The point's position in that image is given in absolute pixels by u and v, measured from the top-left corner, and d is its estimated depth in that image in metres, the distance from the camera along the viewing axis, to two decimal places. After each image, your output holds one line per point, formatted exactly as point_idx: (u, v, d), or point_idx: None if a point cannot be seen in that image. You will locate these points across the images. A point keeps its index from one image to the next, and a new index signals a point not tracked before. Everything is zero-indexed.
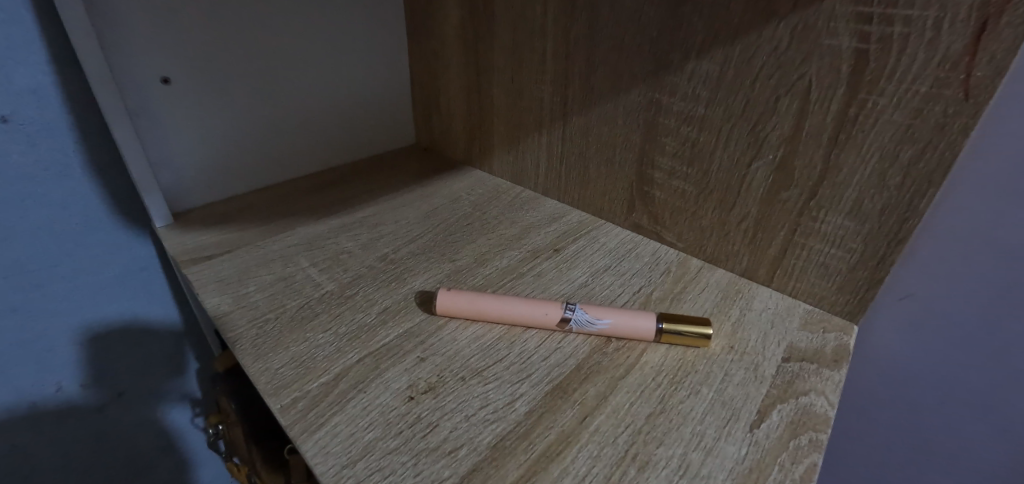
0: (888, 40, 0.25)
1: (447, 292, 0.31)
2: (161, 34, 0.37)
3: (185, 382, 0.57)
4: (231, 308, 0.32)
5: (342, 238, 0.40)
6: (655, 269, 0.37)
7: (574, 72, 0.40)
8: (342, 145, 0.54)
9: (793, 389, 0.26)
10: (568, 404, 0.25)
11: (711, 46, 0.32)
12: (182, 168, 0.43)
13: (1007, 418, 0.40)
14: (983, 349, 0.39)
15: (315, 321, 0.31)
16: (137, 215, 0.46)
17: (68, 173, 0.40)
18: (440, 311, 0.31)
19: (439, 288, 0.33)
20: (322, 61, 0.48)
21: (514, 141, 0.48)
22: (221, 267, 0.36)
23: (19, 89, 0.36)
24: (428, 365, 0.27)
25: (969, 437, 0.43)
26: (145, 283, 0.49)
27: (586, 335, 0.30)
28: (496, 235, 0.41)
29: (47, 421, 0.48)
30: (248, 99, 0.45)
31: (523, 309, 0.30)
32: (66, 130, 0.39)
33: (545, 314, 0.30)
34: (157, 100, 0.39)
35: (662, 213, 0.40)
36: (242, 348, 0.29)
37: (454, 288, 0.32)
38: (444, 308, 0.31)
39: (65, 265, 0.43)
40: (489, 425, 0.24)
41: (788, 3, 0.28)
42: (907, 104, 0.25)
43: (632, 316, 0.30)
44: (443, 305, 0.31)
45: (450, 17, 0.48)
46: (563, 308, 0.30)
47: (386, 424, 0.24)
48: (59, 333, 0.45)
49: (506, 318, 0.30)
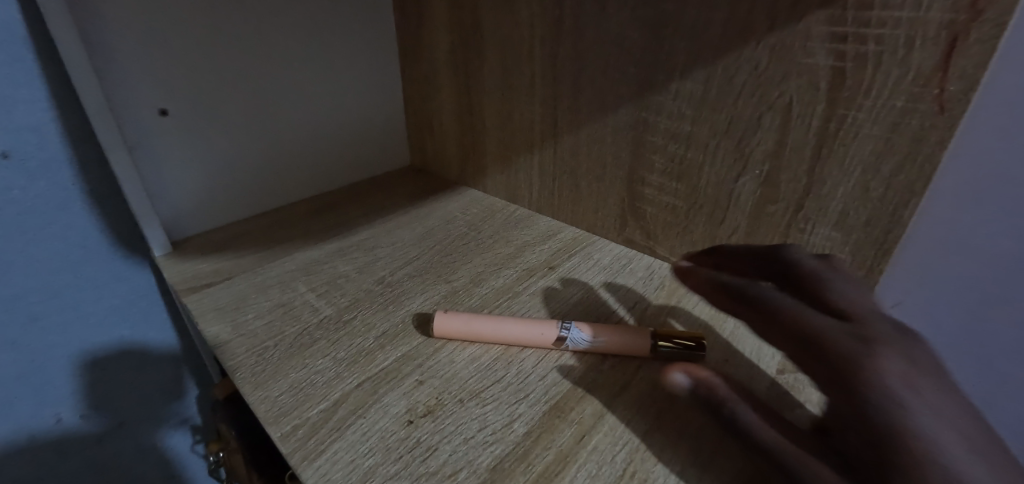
0: (863, 58, 0.26)
1: (442, 314, 0.31)
2: (157, 68, 0.38)
3: (185, 409, 0.57)
4: (230, 337, 0.32)
5: (339, 262, 0.40)
6: (649, 283, 0.38)
7: (562, 93, 0.41)
8: (338, 168, 0.55)
9: (788, 401, 0.27)
10: (566, 424, 0.25)
11: (693, 66, 0.32)
12: (180, 197, 0.43)
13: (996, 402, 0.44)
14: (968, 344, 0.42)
15: (314, 348, 0.31)
16: (135, 244, 0.46)
17: (66, 205, 0.41)
18: (436, 336, 0.31)
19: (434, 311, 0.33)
20: (317, 88, 0.49)
21: (506, 162, 0.49)
22: (220, 296, 0.36)
23: (19, 125, 0.37)
24: (426, 388, 0.27)
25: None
26: (144, 311, 0.49)
27: (584, 353, 0.30)
28: (491, 254, 0.41)
29: (46, 454, 0.48)
30: (244, 127, 0.45)
31: (517, 330, 0.31)
32: (65, 163, 0.40)
33: (540, 334, 0.30)
34: (155, 132, 0.40)
35: (654, 228, 0.40)
36: (242, 377, 0.29)
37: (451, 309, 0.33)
38: (440, 331, 0.31)
39: (64, 297, 0.44)
40: (487, 448, 0.24)
41: (765, 24, 0.29)
42: (884, 119, 0.26)
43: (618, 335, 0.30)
44: (438, 328, 0.31)
45: (441, 40, 0.49)
46: (559, 327, 0.30)
47: (386, 450, 0.24)
48: (57, 365, 0.45)
49: (501, 339, 0.31)
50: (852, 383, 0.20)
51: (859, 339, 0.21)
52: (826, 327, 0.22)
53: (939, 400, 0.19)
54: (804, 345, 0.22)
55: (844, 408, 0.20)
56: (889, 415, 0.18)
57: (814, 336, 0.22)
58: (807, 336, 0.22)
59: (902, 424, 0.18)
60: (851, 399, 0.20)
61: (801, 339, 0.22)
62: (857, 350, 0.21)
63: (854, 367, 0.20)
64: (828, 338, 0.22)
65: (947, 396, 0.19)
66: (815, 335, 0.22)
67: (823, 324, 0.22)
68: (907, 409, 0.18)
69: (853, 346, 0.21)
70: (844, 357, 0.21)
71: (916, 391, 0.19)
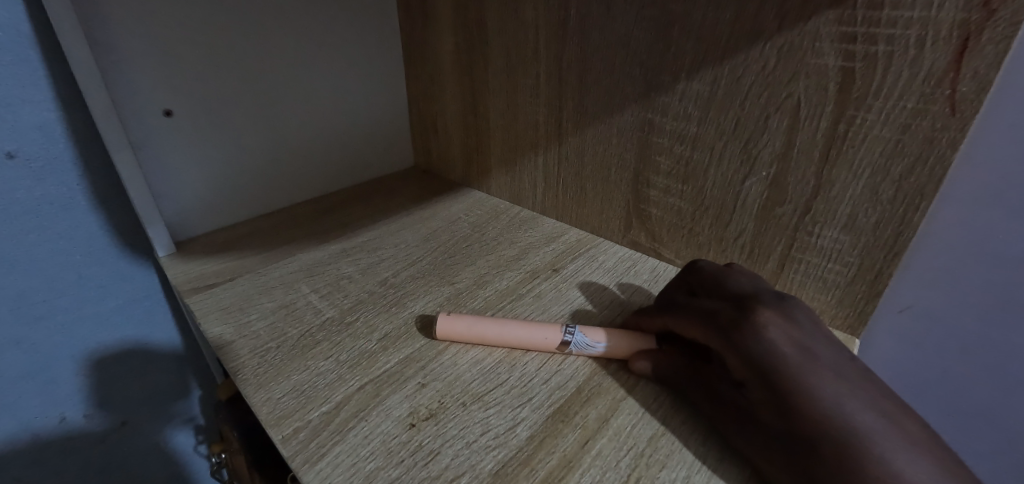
0: (873, 58, 0.25)
1: (445, 317, 0.31)
2: (162, 69, 0.38)
3: (188, 410, 0.57)
4: (232, 338, 0.32)
5: (342, 263, 0.40)
6: (654, 286, 0.37)
7: (567, 94, 0.41)
8: (342, 169, 0.54)
9: None
10: (570, 429, 0.25)
11: (700, 67, 0.32)
12: (185, 197, 0.43)
13: (1010, 418, 0.43)
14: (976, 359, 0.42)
15: (317, 349, 0.31)
16: (139, 244, 0.46)
17: (70, 205, 0.41)
18: (439, 338, 0.31)
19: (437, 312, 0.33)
20: (322, 89, 0.49)
21: (511, 163, 0.49)
22: (222, 296, 0.36)
23: (24, 125, 0.37)
24: (429, 391, 0.27)
25: (968, 437, 0.46)
26: (148, 311, 0.49)
27: (586, 358, 0.30)
28: (495, 256, 0.41)
29: (48, 454, 0.48)
30: (249, 127, 0.45)
31: (522, 334, 0.30)
32: (70, 163, 0.40)
33: (544, 339, 0.30)
34: (160, 133, 0.40)
35: (659, 230, 0.40)
36: (244, 378, 0.29)
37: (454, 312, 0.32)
38: (443, 333, 0.30)
39: (68, 297, 0.44)
40: (490, 452, 0.24)
41: (773, 24, 0.28)
42: (895, 120, 0.26)
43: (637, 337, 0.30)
44: (441, 330, 0.30)
45: (445, 41, 0.49)
46: (562, 331, 0.30)
47: (388, 453, 0.24)
48: (60, 365, 0.45)
49: (504, 342, 0.30)
50: (753, 361, 0.23)
51: (749, 316, 0.24)
52: (728, 310, 0.25)
53: (814, 347, 0.23)
54: (714, 327, 0.25)
55: (756, 377, 0.23)
56: (787, 378, 0.22)
57: (722, 319, 0.25)
58: (716, 320, 0.25)
59: (798, 382, 0.22)
60: (759, 368, 0.23)
61: (711, 323, 0.25)
62: (752, 328, 0.24)
63: (754, 343, 0.23)
64: (731, 319, 0.25)
65: (818, 343, 0.23)
66: (719, 317, 0.25)
67: (725, 309, 0.25)
68: (800, 370, 0.22)
69: (750, 324, 0.24)
70: (744, 335, 0.24)
71: (801, 351, 0.23)
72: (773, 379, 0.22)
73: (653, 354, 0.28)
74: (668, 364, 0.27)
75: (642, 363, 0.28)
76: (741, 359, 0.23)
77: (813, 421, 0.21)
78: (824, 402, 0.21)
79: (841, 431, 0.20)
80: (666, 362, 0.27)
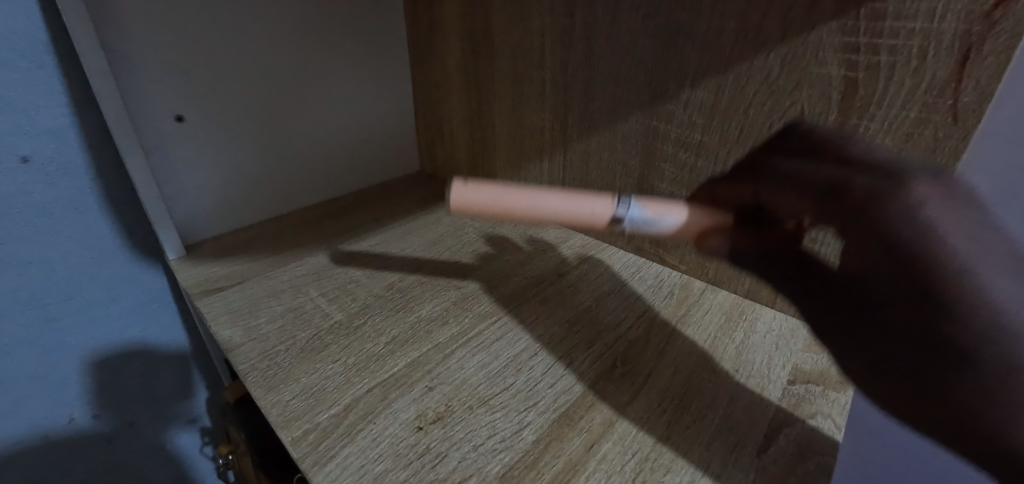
0: (876, 68, 0.26)
1: (468, 186, 0.25)
2: (174, 74, 0.39)
3: (195, 411, 0.57)
4: (242, 340, 0.32)
5: (350, 266, 0.41)
6: (659, 291, 0.38)
7: (573, 101, 0.41)
8: (349, 173, 0.55)
9: (800, 412, 0.27)
10: (575, 433, 0.25)
11: (704, 75, 0.33)
12: (195, 201, 0.44)
13: None
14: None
15: (325, 352, 0.31)
16: (150, 247, 0.47)
17: (84, 209, 0.42)
18: (465, 211, 0.25)
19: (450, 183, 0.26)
20: (329, 94, 0.50)
21: (516, 169, 0.49)
22: (232, 299, 0.37)
23: (40, 130, 0.38)
24: (436, 394, 0.28)
25: None
26: (157, 313, 0.50)
27: (642, 233, 0.26)
28: (501, 261, 0.42)
29: (58, 454, 0.48)
30: (258, 131, 0.46)
31: (564, 205, 0.25)
32: (84, 167, 0.41)
33: (590, 209, 0.25)
34: (171, 137, 0.40)
35: (663, 236, 0.40)
36: (254, 380, 0.29)
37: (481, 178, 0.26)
38: (465, 203, 0.25)
39: (80, 298, 0.44)
40: (497, 455, 0.24)
41: (777, 33, 0.29)
42: (898, 129, 0.26)
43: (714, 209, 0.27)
44: (463, 200, 0.25)
45: (452, 48, 0.49)
46: (616, 203, 0.25)
47: (396, 455, 0.24)
48: (71, 365, 0.46)
49: (546, 216, 0.25)
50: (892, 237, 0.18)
51: (890, 197, 0.18)
52: (859, 184, 0.20)
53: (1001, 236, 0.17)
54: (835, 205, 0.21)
55: (889, 276, 0.19)
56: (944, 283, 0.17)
57: (850, 196, 0.20)
58: (838, 197, 0.21)
59: (961, 290, 0.17)
60: (902, 269, 0.18)
61: (834, 202, 0.21)
62: (895, 209, 0.18)
63: (898, 233, 0.18)
64: (863, 198, 0.19)
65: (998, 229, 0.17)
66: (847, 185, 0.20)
67: (856, 180, 0.20)
68: (968, 267, 0.17)
69: (895, 204, 0.18)
70: (884, 222, 0.18)
71: (977, 243, 0.17)
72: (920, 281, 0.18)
73: (734, 233, 0.26)
74: (751, 243, 0.26)
75: (716, 243, 0.27)
76: (875, 250, 0.19)
77: (972, 339, 0.16)
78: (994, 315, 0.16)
79: (1011, 348, 0.16)
80: (748, 242, 0.26)
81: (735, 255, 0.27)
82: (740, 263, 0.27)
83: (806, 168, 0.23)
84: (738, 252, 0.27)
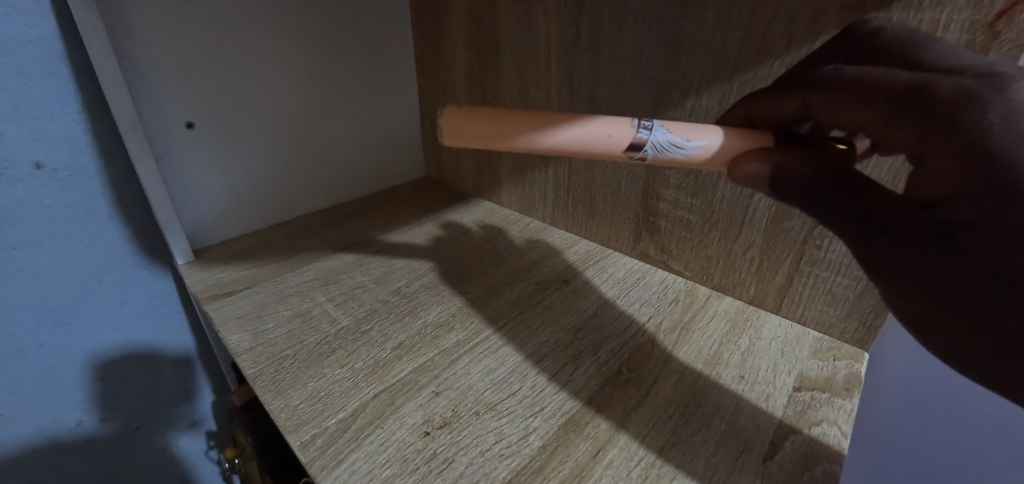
0: None
1: (470, 116, 0.24)
2: (185, 81, 0.40)
3: (201, 415, 0.58)
4: (250, 344, 0.33)
5: (356, 272, 0.41)
6: (663, 298, 0.38)
7: (577, 109, 0.42)
8: (356, 178, 0.56)
9: (806, 419, 0.27)
10: (581, 438, 0.25)
11: (709, 83, 0.33)
12: (205, 206, 0.45)
13: None
14: (946, 411, 0.42)
15: (332, 357, 0.31)
16: (158, 252, 0.48)
17: (95, 214, 0.42)
18: (468, 143, 0.24)
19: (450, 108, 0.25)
20: (336, 100, 0.50)
21: (521, 175, 0.50)
22: (241, 303, 0.37)
23: (53, 137, 0.38)
24: (443, 400, 0.28)
25: None
26: (165, 317, 0.50)
27: (665, 160, 0.25)
28: (506, 267, 0.42)
29: (65, 457, 0.48)
30: (266, 137, 0.46)
31: (578, 132, 0.24)
32: (95, 173, 0.41)
33: (606, 135, 0.24)
34: (182, 144, 0.41)
35: (668, 242, 0.40)
36: (262, 384, 0.29)
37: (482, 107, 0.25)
38: (469, 135, 0.24)
39: (89, 302, 0.45)
40: (503, 460, 0.24)
41: (782, 43, 0.29)
42: None
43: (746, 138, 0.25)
44: (466, 131, 0.24)
45: (458, 57, 0.50)
46: (634, 127, 0.24)
47: (403, 460, 0.24)
48: (78, 368, 0.46)
49: (558, 146, 0.24)
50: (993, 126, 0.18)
51: (985, 104, 0.18)
52: (948, 84, 0.19)
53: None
54: (915, 110, 0.19)
55: (977, 188, 0.19)
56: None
57: (938, 98, 0.19)
58: (919, 97, 0.19)
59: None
60: (994, 181, 0.18)
61: (913, 106, 0.20)
62: (994, 115, 0.18)
63: (995, 140, 0.18)
64: (958, 97, 0.18)
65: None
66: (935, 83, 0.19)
67: (944, 81, 0.19)
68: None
69: (993, 110, 0.18)
70: (984, 128, 0.18)
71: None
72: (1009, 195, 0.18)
73: (778, 157, 0.23)
74: (800, 166, 0.22)
75: (758, 168, 0.23)
76: (964, 160, 0.19)
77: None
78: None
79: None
80: (795, 164, 0.23)
81: (776, 183, 0.23)
82: (782, 195, 0.23)
83: (874, 70, 0.21)
84: (780, 179, 0.23)
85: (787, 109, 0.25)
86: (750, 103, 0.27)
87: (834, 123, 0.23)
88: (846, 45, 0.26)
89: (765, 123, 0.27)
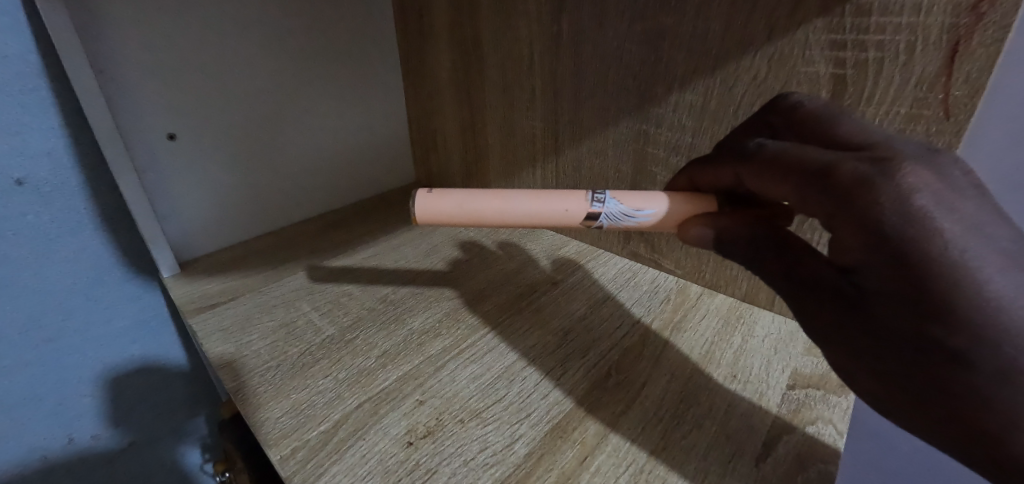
0: (864, 65, 0.26)
1: (432, 199, 0.27)
2: (164, 93, 0.39)
3: (195, 430, 0.57)
4: (233, 357, 0.32)
5: (343, 281, 0.40)
6: (655, 297, 0.37)
7: (563, 107, 0.41)
8: (343, 184, 0.55)
9: (800, 417, 0.26)
10: (568, 445, 0.25)
11: (691, 78, 0.32)
12: (189, 219, 0.44)
13: None
14: None
15: (316, 368, 0.31)
16: (145, 265, 0.47)
17: (79, 229, 0.42)
18: (436, 223, 0.28)
19: (420, 192, 0.28)
20: (319, 105, 0.50)
21: (509, 177, 0.49)
22: (224, 316, 0.37)
23: (32, 153, 0.38)
24: (427, 409, 0.27)
25: None
26: (154, 332, 0.50)
27: (621, 227, 0.28)
28: (496, 270, 0.41)
29: (57, 477, 0.48)
30: (249, 146, 0.46)
31: (536, 210, 0.27)
32: (77, 188, 0.41)
33: (564, 210, 0.27)
34: (164, 156, 0.41)
35: (659, 241, 0.40)
36: (243, 398, 0.29)
37: (444, 191, 0.28)
38: (429, 215, 0.27)
39: (75, 318, 0.44)
40: (488, 470, 0.23)
41: (763, 33, 0.29)
42: (889, 126, 0.27)
43: (692, 205, 0.27)
44: (427, 212, 0.27)
45: (442, 60, 0.49)
46: (589, 200, 0.27)
47: (385, 473, 0.23)
48: (68, 386, 0.46)
49: (519, 220, 0.27)
50: (884, 210, 0.17)
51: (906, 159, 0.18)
52: (848, 169, 0.18)
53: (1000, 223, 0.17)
54: (822, 192, 0.19)
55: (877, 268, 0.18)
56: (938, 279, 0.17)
57: (836, 183, 0.18)
58: (823, 182, 0.19)
59: (954, 286, 0.16)
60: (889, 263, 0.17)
61: (815, 187, 0.19)
62: (886, 202, 0.17)
63: (889, 225, 0.17)
64: (853, 184, 0.18)
65: (994, 214, 0.17)
66: (837, 170, 0.18)
67: (843, 166, 0.18)
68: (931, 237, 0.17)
69: (885, 197, 0.17)
70: (875, 212, 0.17)
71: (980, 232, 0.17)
72: (916, 279, 0.17)
73: (718, 222, 0.24)
74: (737, 231, 0.24)
75: (703, 232, 0.25)
76: (864, 243, 0.18)
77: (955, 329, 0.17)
78: (986, 319, 0.16)
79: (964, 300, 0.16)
80: (734, 227, 0.24)
81: (719, 244, 0.24)
82: (726, 255, 0.24)
83: (788, 148, 0.21)
84: (723, 242, 0.24)
85: (722, 178, 0.26)
86: (692, 171, 0.28)
87: (760, 193, 0.23)
88: (769, 116, 0.25)
89: (709, 188, 0.27)
